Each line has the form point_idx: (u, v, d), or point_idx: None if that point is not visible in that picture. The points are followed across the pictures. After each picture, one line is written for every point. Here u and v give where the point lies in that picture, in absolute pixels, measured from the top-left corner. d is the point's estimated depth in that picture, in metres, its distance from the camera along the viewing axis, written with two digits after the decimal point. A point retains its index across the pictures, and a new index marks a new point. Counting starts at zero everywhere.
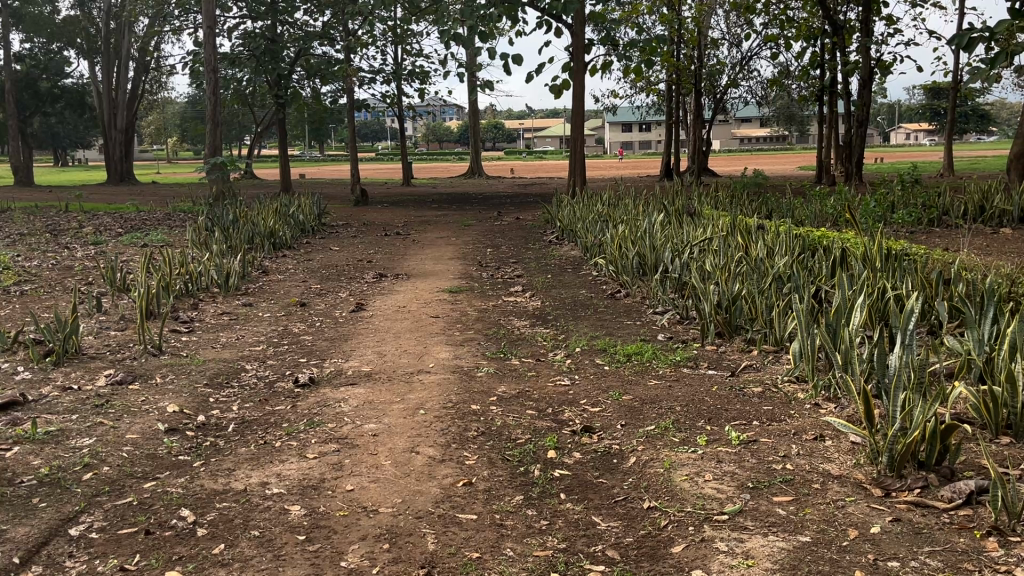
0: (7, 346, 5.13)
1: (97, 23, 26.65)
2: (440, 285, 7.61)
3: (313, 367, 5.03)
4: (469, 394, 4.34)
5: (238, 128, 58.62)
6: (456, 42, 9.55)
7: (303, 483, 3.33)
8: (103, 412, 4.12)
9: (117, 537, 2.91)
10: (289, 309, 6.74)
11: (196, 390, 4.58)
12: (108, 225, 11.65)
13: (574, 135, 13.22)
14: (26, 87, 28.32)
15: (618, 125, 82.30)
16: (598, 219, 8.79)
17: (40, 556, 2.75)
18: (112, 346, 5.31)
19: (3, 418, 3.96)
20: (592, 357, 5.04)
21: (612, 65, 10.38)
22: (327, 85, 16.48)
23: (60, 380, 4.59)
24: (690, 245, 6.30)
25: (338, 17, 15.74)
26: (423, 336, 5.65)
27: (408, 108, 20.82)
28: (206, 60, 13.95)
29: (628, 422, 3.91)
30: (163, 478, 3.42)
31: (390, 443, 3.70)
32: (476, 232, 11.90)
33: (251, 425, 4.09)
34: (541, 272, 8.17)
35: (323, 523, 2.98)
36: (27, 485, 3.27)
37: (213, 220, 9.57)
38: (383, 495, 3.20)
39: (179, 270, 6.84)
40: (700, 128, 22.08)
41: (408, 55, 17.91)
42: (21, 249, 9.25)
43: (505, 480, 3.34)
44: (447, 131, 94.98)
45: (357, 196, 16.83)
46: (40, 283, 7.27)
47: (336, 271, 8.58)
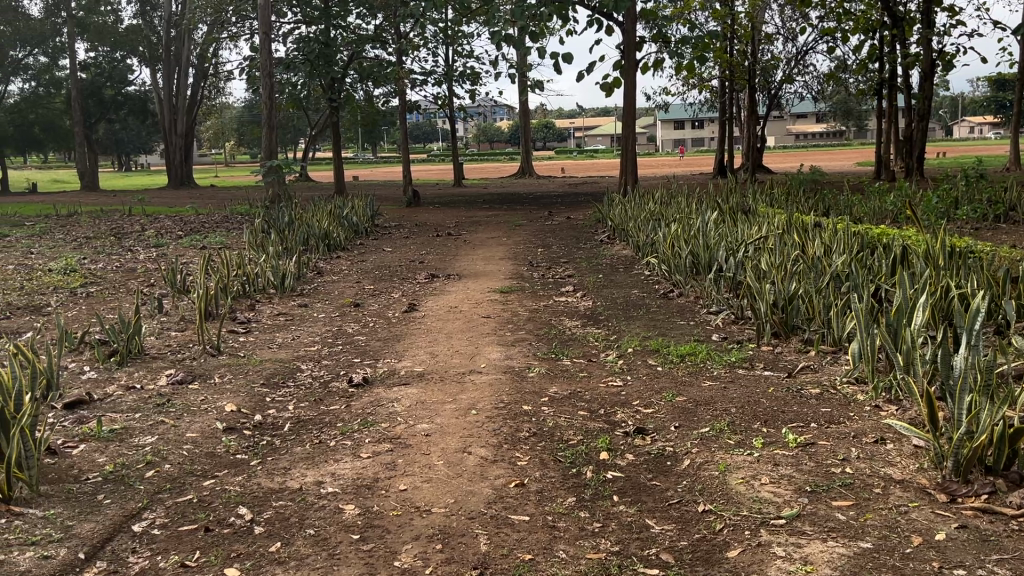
0: (75, 346, 5.29)
1: (158, 31, 27.37)
2: (492, 285, 7.63)
3: (367, 367, 5.08)
4: (521, 394, 4.34)
5: (294, 132, 59.64)
6: (507, 42, 9.53)
7: (358, 483, 3.36)
8: (164, 411, 4.23)
9: (179, 533, 2.98)
10: (344, 309, 6.83)
11: (254, 389, 4.66)
12: (170, 228, 12.02)
13: (626, 133, 13.09)
14: (92, 94, 29.35)
15: (670, 123, 81.49)
16: (650, 217, 8.70)
17: (105, 552, 2.83)
18: (173, 347, 5.44)
19: (70, 417, 4.09)
20: (644, 357, 4.99)
21: (663, 63, 10.25)
22: (380, 87, 16.65)
23: (124, 380, 4.72)
24: (745, 243, 6.21)
25: (391, 20, 15.87)
26: (475, 336, 5.66)
27: (459, 109, 20.86)
28: (262, 65, 14.20)
29: (682, 423, 3.86)
30: (221, 476, 3.50)
31: (443, 443, 3.72)
32: (527, 233, 11.89)
33: (305, 425, 4.15)
34: (592, 272, 8.12)
35: (377, 522, 3.01)
36: (93, 482, 3.37)
37: (270, 223, 9.76)
38: (435, 495, 3.22)
39: (237, 271, 6.98)
40: (753, 125, 21.80)
41: (458, 57, 18.04)
42: (86, 252, 9.53)
43: (557, 482, 3.32)
44: (498, 132, 95.14)
45: (410, 197, 16.95)
46: (106, 285, 7.49)
47: (389, 272, 8.66)
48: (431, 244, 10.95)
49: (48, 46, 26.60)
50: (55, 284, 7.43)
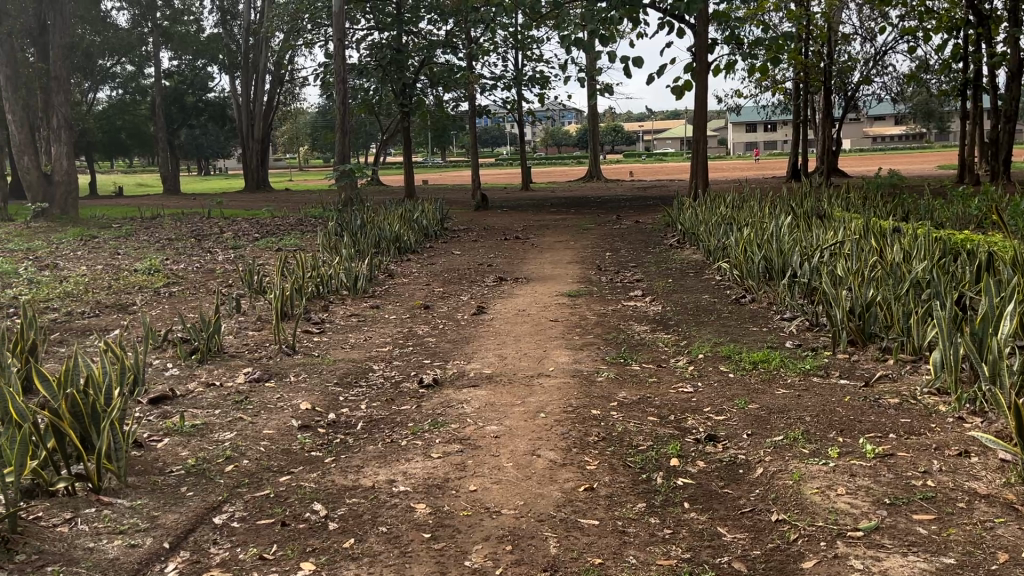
0: (159, 344, 5.50)
1: (237, 39, 28.24)
2: (561, 289, 7.62)
3: (436, 368, 5.14)
4: (590, 398, 4.34)
5: (365, 137, 60.68)
6: (577, 46, 9.50)
7: (428, 482, 3.41)
8: (242, 407, 4.36)
9: (257, 526, 3.07)
10: (414, 311, 6.93)
11: (327, 388, 4.77)
12: (247, 230, 12.37)
13: (697, 136, 12.93)
14: (174, 102, 30.43)
15: (742, 125, 80.22)
16: (721, 221, 8.58)
17: (188, 542, 2.94)
18: (250, 345, 5.61)
19: (154, 411, 4.25)
20: (715, 363, 4.93)
21: (736, 65, 10.09)
22: (450, 91, 16.82)
23: (204, 376, 4.90)
24: (821, 248, 6.08)
25: (461, 25, 16.00)
26: (543, 340, 5.68)
27: (528, 113, 20.91)
28: (336, 71, 14.50)
29: (755, 431, 3.80)
30: (296, 472, 3.59)
31: (512, 445, 3.74)
32: (595, 236, 11.85)
33: (378, 424, 4.22)
34: (661, 276, 8.06)
35: (448, 522, 3.05)
36: (176, 475, 3.50)
37: (343, 225, 9.97)
38: (505, 496, 3.24)
39: (312, 273, 7.15)
40: (829, 128, 21.28)
41: (528, 61, 18.10)
42: (169, 253, 9.90)
43: (628, 487, 3.31)
44: (566, 136, 95.05)
45: (478, 201, 17.08)
46: (187, 285, 7.77)
47: (458, 275, 8.75)
48: (499, 247, 11.01)
49: (136, 55, 27.73)
50: (140, 283, 7.73)
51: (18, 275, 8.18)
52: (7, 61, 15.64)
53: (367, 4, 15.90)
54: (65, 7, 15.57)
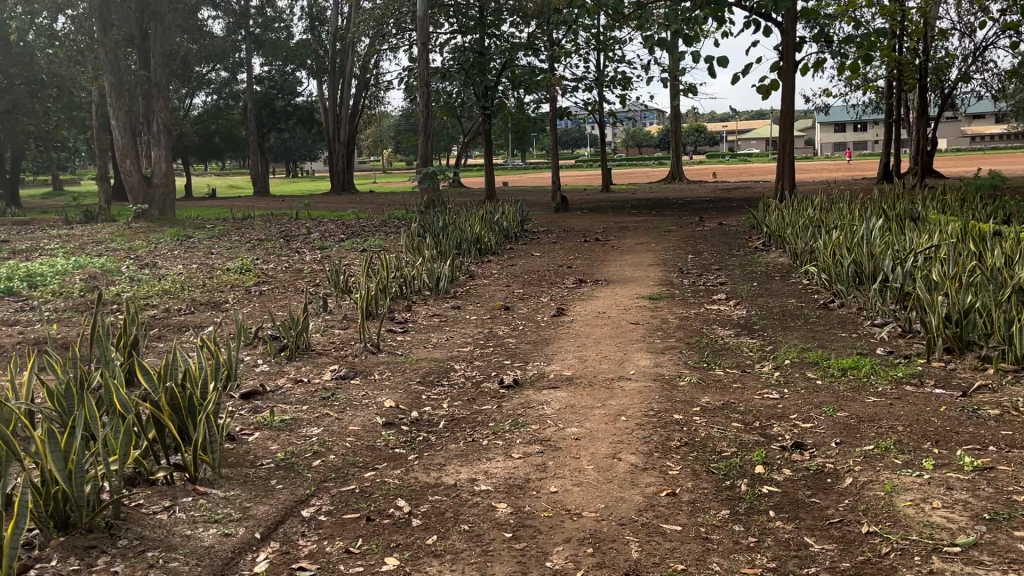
0: (250, 340, 5.70)
1: (325, 45, 28.90)
2: (642, 292, 7.56)
3: (517, 369, 5.17)
4: (672, 403, 4.29)
5: (447, 140, 61.41)
6: (660, 47, 9.40)
7: (509, 482, 3.44)
8: (329, 404, 4.48)
9: (343, 520, 3.15)
10: (494, 312, 6.99)
11: (410, 386, 4.86)
12: (333, 231, 12.70)
13: (784, 136, 12.64)
14: (265, 106, 31.39)
15: (830, 125, 77.96)
16: (809, 224, 8.35)
17: (278, 533, 3.04)
18: (336, 343, 5.75)
19: (246, 406, 4.41)
20: (802, 370, 4.81)
21: (826, 63, 9.80)
22: (531, 93, 16.88)
23: (293, 373, 5.05)
24: (915, 252, 5.87)
25: (544, 27, 16.02)
26: (624, 342, 5.66)
27: (610, 114, 20.78)
28: (420, 75, 14.71)
29: (844, 440, 3.70)
30: (381, 469, 3.67)
31: (593, 447, 3.74)
32: (677, 238, 11.71)
33: (459, 423, 4.27)
34: (746, 280, 7.91)
35: (529, 522, 3.06)
36: (267, 468, 3.62)
37: (425, 227, 10.11)
38: (586, 499, 3.23)
39: (395, 274, 7.28)
40: (923, 127, 20.48)
41: (610, 62, 17.99)
42: (260, 253, 10.22)
43: (710, 493, 3.26)
44: (648, 137, 94.11)
45: (558, 202, 17.09)
46: (277, 284, 8.02)
47: (538, 277, 8.77)
48: (580, 249, 10.99)
49: (229, 62, 28.74)
50: (232, 282, 8.00)
51: (121, 272, 8.59)
52: (113, 69, 16.47)
53: (451, 9, 16.09)
54: (165, 16, 16.24)
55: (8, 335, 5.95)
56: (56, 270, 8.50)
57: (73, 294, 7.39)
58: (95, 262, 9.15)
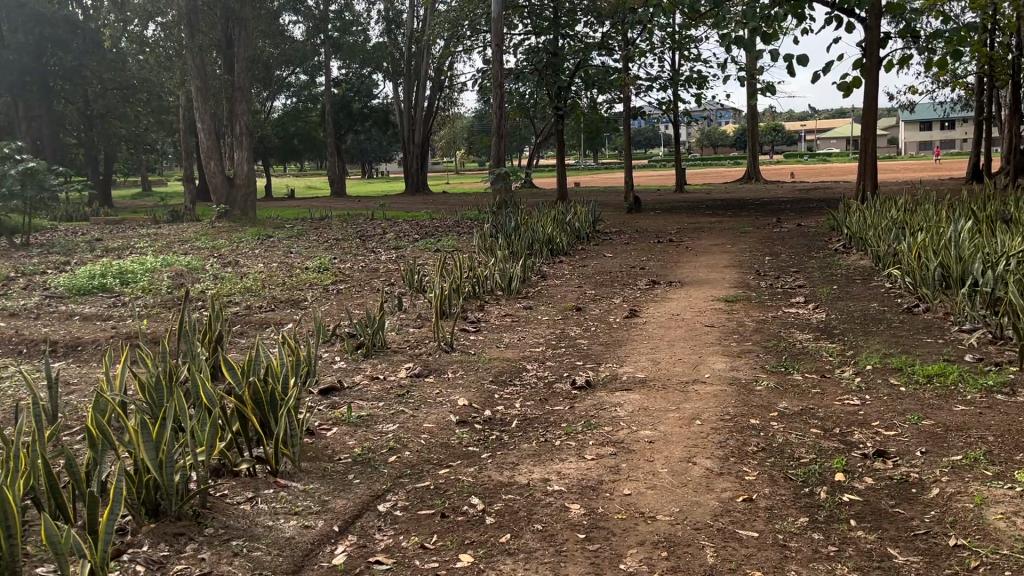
0: (328, 338, 5.83)
1: (400, 47, 29.33)
2: (717, 293, 7.46)
3: (589, 370, 5.16)
4: (748, 408, 4.22)
5: (519, 140, 61.54)
6: (737, 45, 9.23)
7: (583, 483, 3.43)
8: (404, 401, 4.55)
9: (418, 516, 3.20)
10: (567, 313, 6.98)
11: (483, 386, 4.90)
12: (408, 231, 12.91)
13: (866, 135, 12.28)
14: (342, 108, 32.04)
15: (915, 123, 75.32)
16: (893, 226, 8.10)
17: (355, 527, 3.10)
18: (411, 342, 5.84)
19: (324, 401, 4.52)
20: (885, 376, 4.67)
21: (912, 59, 9.48)
22: (604, 93, 16.79)
23: (369, 370, 5.15)
24: (1007, 255, 5.62)
25: (618, 27, 15.93)
26: (699, 345, 5.59)
27: (684, 114, 20.52)
28: (494, 76, 14.80)
29: (930, 449, 3.58)
30: (455, 466, 3.71)
31: (668, 451, 3.70)
32: (753, 240, 11.50)
33: (532, 423, 4.29)
34: (826, 283, 7.71)
35: (603, 524, 3.05)
36: (344, 462, 3.70)
37: (498, 228, 10.17)
38: (660, 502, 3.21)
39: (469, 274, 7.35)
40: (1016, 125, 19.60)
41: (685, 61, 17.77)
42: (337, 253, 10.43)
43: (788, 500, 3.20)
44: (723, 136, 92.52)
45: (631, 203, 16.97)
46: (353, 283, 8.18)
47: (610, 277, 8.72)
48: (653, 250, 10.89)
49: (309, 65, 29.44)
50: (311, 281, 8.20)
51: (206, 270, 8.91)
52: (199, 74, 17.10)
53: (525, 10, 16.14)
54: (248, 22, 16.71)
55: (102, 329, 6.23)
56: (145, 267, 8.84)
57: (161, 291, 7.68)
58: (182, 260, 9.51)
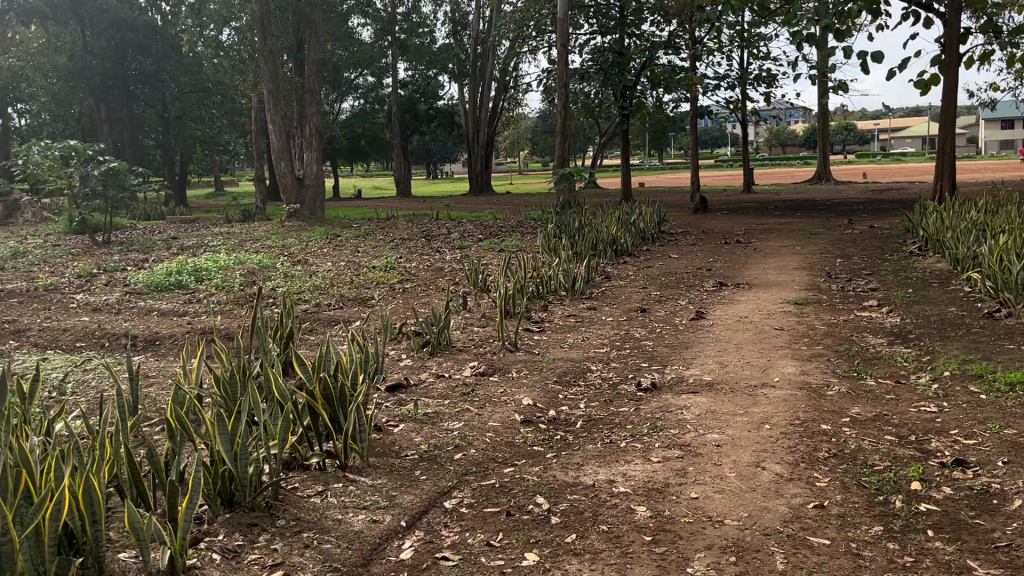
0: (394, 335, 5.90)
1: (466, 49, 29.53)
2: (786, 296, 7.31)
3: (655, 372, 5.12)
4: (819, 413, 4.13)
5: (583, 140, 61.32)
6: (809, 42, 9.02)
7: (649, 485, 3.41)
8: (469, 399, 4.59)
9: (484, 514, 3.22)
10: (631, 314, 6.94)
11: (548, 386, 4.90)
12: (473, 231, 12.99)
13: (945, 134, 11.89)
14: (408, 109, 32.40)
15: (996, 121, 72.57)
16: (972, 228, 7.82)
17: (422, 523, 3.14)
18: (475, 341, 5.88)
19: (391, 398, 4.59)
20: (964, 383, 4.51)
21: (994, 55, 9.13)
22: (671, 92, 16.62)
23: (434, 368, 5.20)
24: None
25: (685, 26, 15.75)
26: (767, 348, 5.49)
27: (752, 113, 20.17)
28: (559, 76, 14.78)
29: (1012, 459, 3.44)
30: (520, 465, 3.72)
31: (736, 455, 3.65)
32: (824, 241, 11.22)
33: (597, 424, 4.27)
34: (901, 286, 7.49)
35: (669, 527, 3.03)
36: (411, 458, 3.75)
37: (563, 228, 10.16)
38: (728, 506, 3.17)
39: (533, 274, 7.36)
40: None
41: (754, 59, 17.46)
42: (403, 252, 10.56)
43: (862, 508, 3.12)
44: (792, 135, 90.63)
45: (697, 204, 16.76)
46: (418, 282, 8.26)
47: (676, 279, 8.64)
48: (720, 251, 10.73)
49: (376, 67, 29.86)
50: (378, 279, 8.32)
51: (277, 268, 9.13)
52: (271, 77, 17.53)
53: (591, 10, 16.10)
54: (318, 25, 17.03)
55: (179, 324, 6.43)
56: (219, 265, 9.10)
57: (235, 288, 7.90)
58: (254, 258, 9.76)
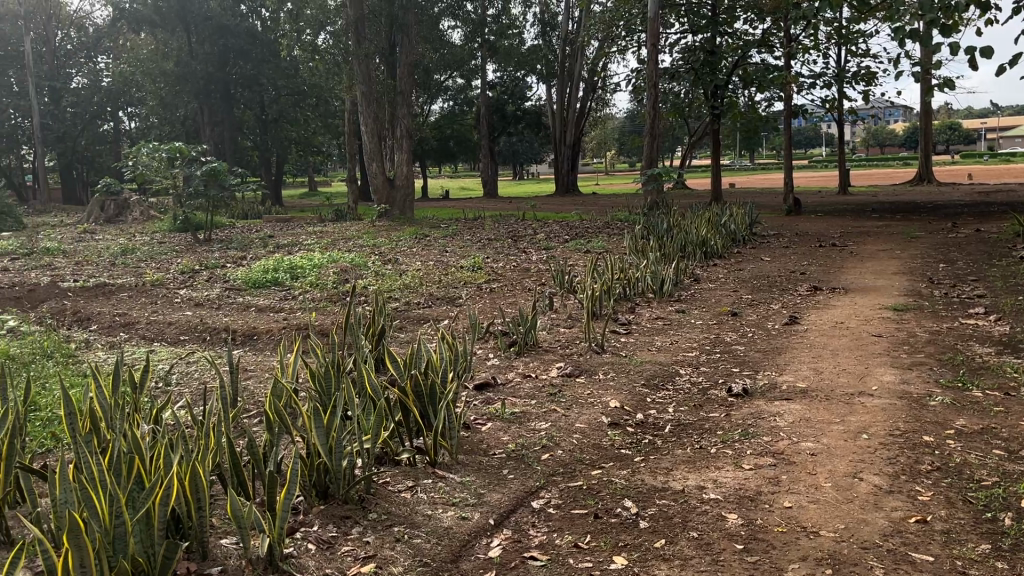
0: (481, 334, 5.96)
1: (555, 50, 29.56)
2: (885, 302, 7.05)
3: (746, 378, 5.01)
4: (921, 424, 3.96)
5: (672, 140, 60.56)
6: (912, 39, 8.68)
7: (740, 493, 3.34)
8: (556, 400, 4.59)
9: (572, 515, 3.21)
10: (721, 318, 6.82)
11: (635, 389, 4.86)
12: (559, 232, 12.98)
13: None
14: (497, 111, 32.62)
15: None
16: None
17: (510, 522, 3.16)
18: (562, 342, 5.88)
19: (479, 397, 4.63)
20: None
21: None
22: (764, 92, 16.25)
23: (521, 368, 5.22)
24: None
25: (780, 23, 15.39)
26: (865, 355, 5.31)
27: (850, 112, 19.52)
28: (648, 76, 14.65)
29: None
30: (607, 467, 3.70)
31: (832, 465, 3.54)
32: (926, 245, 10.76)
33: (686, 428, 4.21)
34: (1010, 293, 7.11)
35: (761, 536, 2.96)
36: (499, 457, 3.78)
37: (651, 229, 10.05)
38: (824, 518, 3.07)
39: (620, 276, 7.31)
40: None
41: (852, 56, 16.89)
42: (490, 252, 10.63)
43: (968, 525, 2.98)
44: (891, 134, 87.22)
45: (790, 205, 16.34)
46: (505, 282, 8.31)
47: (767, 282, 8.43)
48: (814, 254, 10.42)
49: (466, 69, 30.21)
50: (466, 279, 8.41)
51: (368, 267, 9.33)
52: (364, 79, 17.94)
53: (682, 8, 15.92)
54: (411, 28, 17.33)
55: (275, 320, 6.65)
56: (314, 263, 9.38)
57: (329, 286, 8.11)
58: (346, 256, 10.00)
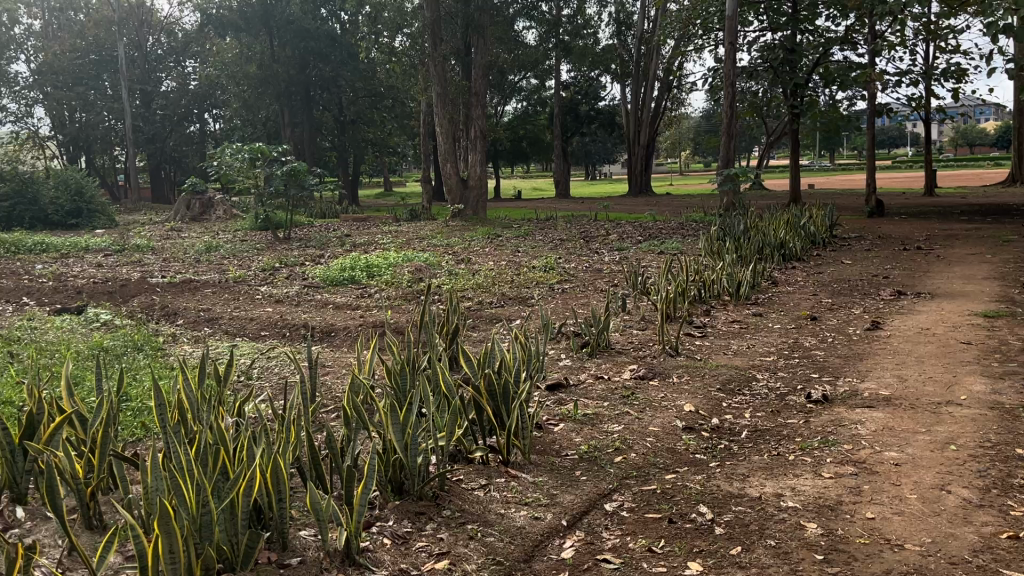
0: (554, 335, 5.95)
1: (630, 49, 29.33)
2: (975, 308, 6.77)
3: (826, 384, 4.88)
4: (1014, 436, 3.79)
5: (749, 138, 59.35)
6: (1006, 33, 8.31)
7: (820, 501, 3.26)
8: (629, 403, 4.55)
9: (646, 519, 3.18)
10: (800, 322, 6.66)
11: (711, 393, 4.78)
12: (633, 233, 12.86)
13: None
14: (570, 111, 32.53)
15: None
16: None
17: (583, 523, 3.15)
18: (635, 344, 5.83)
19: (552, 397, 4.63)
20: None
21: None
22: (846, 90, 15.78)
23: (594, 369, 5.20)
24: None
25: (864, 19, 14.92)
26: (953, 363, 5.10)
27: (937, 111, 18.78)
28: (725, 75, 14.40)
29: None
30: (682, 472, 3.65)
31: (917, 475, 3.42)
32: (1019, 249, 10.29)
33: (763, 434, 4.12)
34: None
35: (842, 547, 2.88)
36: (571, 458, 3.77)
37: (727, 230, 9.89)
38: (909, 530, 2.97)
39: (695, 278, 7.21)
40: None
41: (941, 52, 16.24)
42: (563, 253, 10.62)
43: None
44: (982, 133, 83.60)
45: (873, 207, 15.84)
46: (577, 283, 8.29)
47: (848, 286, 8.20)
48: (898, 258, 10.07)
49: (539, 70, 30.26)
50: (539, 279, 8.43)
51: (442, 266, 9.43)
52: (440, 80, 18.13)
53: (761, 5, 15.60)
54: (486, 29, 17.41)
55: (352, 318, 6.77)
56: (389, 262, 9.52)
57: (404, 285, 8.22)
58: (421, 256, 10.13)
